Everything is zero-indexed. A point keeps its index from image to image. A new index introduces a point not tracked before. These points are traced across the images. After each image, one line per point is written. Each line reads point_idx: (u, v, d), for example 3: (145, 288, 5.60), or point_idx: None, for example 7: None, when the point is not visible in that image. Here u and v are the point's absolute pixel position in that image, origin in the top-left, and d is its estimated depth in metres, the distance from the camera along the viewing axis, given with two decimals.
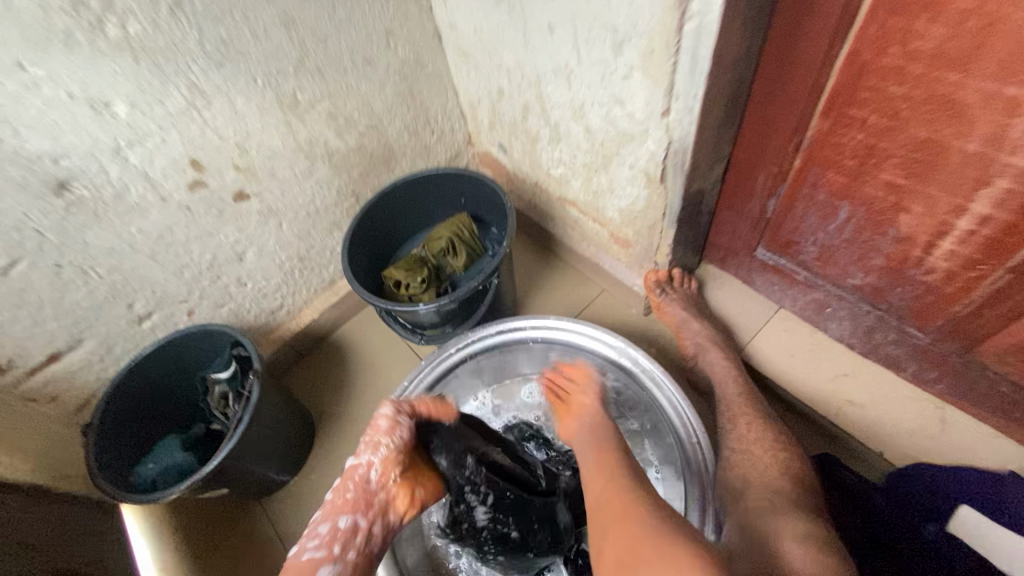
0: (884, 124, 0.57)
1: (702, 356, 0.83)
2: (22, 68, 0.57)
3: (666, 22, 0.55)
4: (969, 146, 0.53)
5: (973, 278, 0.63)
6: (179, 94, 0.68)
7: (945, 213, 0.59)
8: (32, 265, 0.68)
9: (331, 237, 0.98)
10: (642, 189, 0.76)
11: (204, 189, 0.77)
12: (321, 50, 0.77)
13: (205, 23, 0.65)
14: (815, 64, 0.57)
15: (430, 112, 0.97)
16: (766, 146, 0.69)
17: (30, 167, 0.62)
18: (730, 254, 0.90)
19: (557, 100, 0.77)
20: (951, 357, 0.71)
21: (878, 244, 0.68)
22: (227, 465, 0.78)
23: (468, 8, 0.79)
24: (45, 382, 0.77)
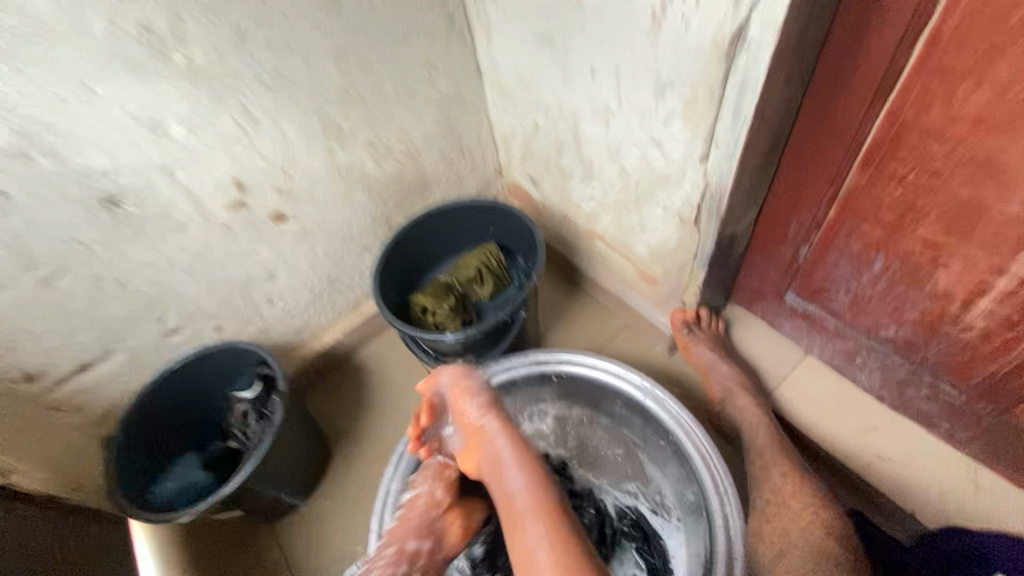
0: (926, 182, 0.58)
1: (730, 401, 0.82)
2: (90, 89, 0.60)
3: (712, 73, 0.56)
4: (1012, 208, 0.53)
5: (1011, 338, 0.62)
6: (232, 119, 0.70)
7: (985, 271, 0.59)
8: (75, 275, 0.69)
9: (360, 260, 1.00)
10: (674, 229, 0.77)
11: (245, 209, 0.79)
12: (368, 82, 0.80)
13: (263, 53, 0.68)
14: (856, 119, 0.58)
15: (464, 144, 1.00)
16: (801, 195, 0.70)
17: (85, 182, 0.64)
18: (758, 297, 0.90)
19: (593, 139, 0.79)
20: (986, 416, 0.70)
21: (913, 299, 0.68)
22: (246, 485, 0.77)
23: (511, 48, 0.81)
24: (73, 391, 0.77)
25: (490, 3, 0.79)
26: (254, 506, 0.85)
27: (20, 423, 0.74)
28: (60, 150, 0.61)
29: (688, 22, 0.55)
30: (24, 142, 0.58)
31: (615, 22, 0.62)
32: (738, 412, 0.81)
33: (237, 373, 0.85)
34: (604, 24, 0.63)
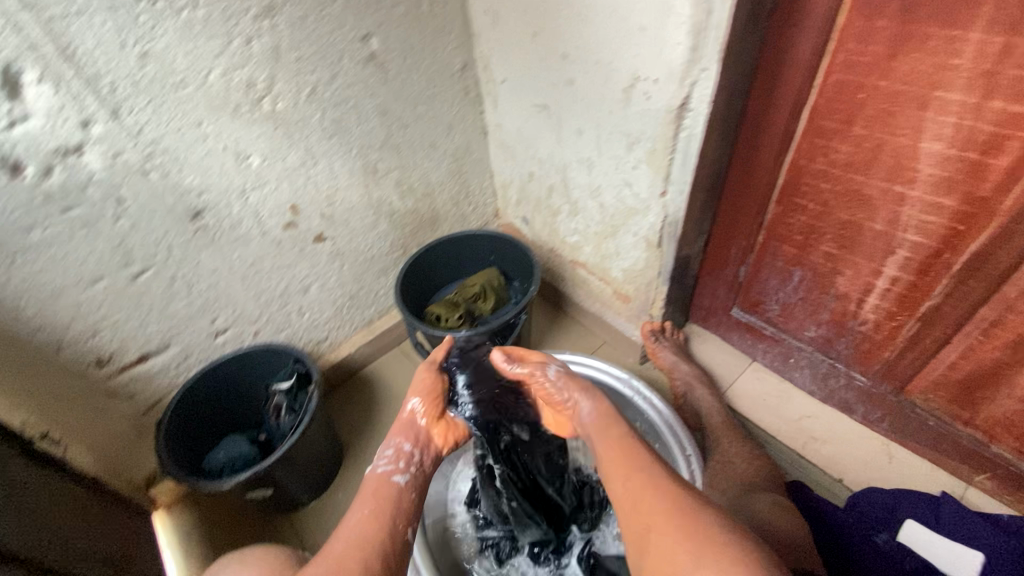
0: (820, 210, 0.80)
1: (691, 393, 1.00)
2: (200, 126, 0.77)
3: (667, 130, 0.79)
4: (877, 226, 0.75)
5: (894, 327, 0.83)
6: (297, 155, 0.89)
7: (868, 275, 0.80)
8: (155, 274, 0.83)
9: (378, 282, 1.16)
10: (643, 252, 0.98)
11: (295, 229, 0.96)
12: (400, 133, 1.01)
13: (328, 107, 0.88)
14: (769, 166, 0.81)
15: (470, 188, 1.21)
16: (737, 224, 0.92)
17: (181, 197, 0.80)
18: (711, 314, 1.10)
19: (578, 182, 1.01)
20: (888, 396, 0.89)
21: (824, 302, 0.89)
22: (279, 464, 0.88)
23: (513, 113, 1.05)
24: (129, 379, 0.89)
25: (499, 80, 1.03)
26: (277, 493, 0.94)
27: (83, 404, 0.84)
28: (168, 170, 0.78)
29: (648, 95, 0.78)
30: (145, 161, 0.75)
31: (596, 94, 0.85)
32: (699, 402, 0.98)
33: (276, 369, 0.99)
34: (587, 96, 0.87)
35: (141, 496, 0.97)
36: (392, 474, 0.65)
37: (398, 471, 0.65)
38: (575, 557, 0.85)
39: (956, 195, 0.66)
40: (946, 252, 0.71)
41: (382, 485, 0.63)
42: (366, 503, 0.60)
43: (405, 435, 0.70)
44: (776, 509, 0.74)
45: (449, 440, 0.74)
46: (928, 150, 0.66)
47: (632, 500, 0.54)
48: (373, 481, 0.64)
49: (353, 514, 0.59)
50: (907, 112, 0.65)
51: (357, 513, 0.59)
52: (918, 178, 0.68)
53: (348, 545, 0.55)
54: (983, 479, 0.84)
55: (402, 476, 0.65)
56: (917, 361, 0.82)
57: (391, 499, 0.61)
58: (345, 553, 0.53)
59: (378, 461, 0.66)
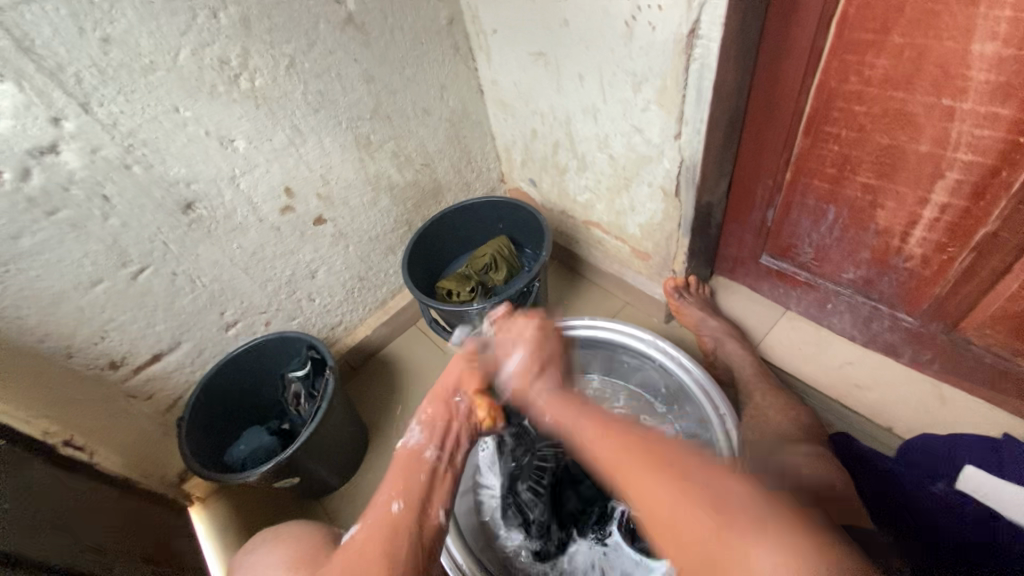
0: (855, 136, 0.72)
1: (721, 347, 0.94)
2: (177, 111, 0.73)
3: (676, 64, 0.71)
4: (922, 147, 0.67)
5: (944, 261, 0.75)
6: (283, 134, 0.84)
7: (913, 205, 0.72)
8: (155, 272, 0.81)
9: (385, 261, 1.13)
10: (660, 203, 0.91)
11: (293, 213, 0.92)
12: (390, 100, 0.95)
13: (309, 79, 0.83)
14: (794, 93, 0.73)
15: (471, 153, 1.15)
16: (760, 164, 0.84)
17: (169, 190, 0.77)
18: (738, 263, 1.03)
19: (584, 134, 0.93)
20: (939, 336, 0.82)
21: (863, 239, 0.81)
22: (302, 451, 0.86)
23: (508, 66, 0.97)
24: (146, 380, 0.88)
25: (489, 31, 0.95)
26: (306, 480, 0.93)
27: (102, 406, 0.84)
28: (151, 162, 0.74)
29: (653, 26, 0.70)
30: (125, 155, 0.72)
31: (594, 34, 0.78)
32: (730, 357, 0.92)
33: (291, 358, 0.97)
34: (585, 37, 0.79)
35: (177, 492, 0.98)
36: (423, 449, 0.65)
37: (427, 446, 0.65)
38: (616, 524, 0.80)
39: (1016, 102, 0.58)
40: (1004, 170, 0.62)
41: (411, 461, 0.64)
42: (394, 485, 0.61)
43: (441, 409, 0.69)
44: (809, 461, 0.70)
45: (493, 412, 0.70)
46: (981, 52, 0.57)
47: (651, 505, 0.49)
48: (404, 459, 0.64)
49: (383, 493, 0.60)
50: (954, 10, 0.56)
51: (383, 497, 0.60)
52: (970, 87, 0.59)
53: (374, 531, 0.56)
54: None
55: (432, 449, 0.65)
56: (972, 295, 0.75)
57: (422, 480, 0.62)
58: (366, 543, 0.56)
59: (411, 434, 0.67)
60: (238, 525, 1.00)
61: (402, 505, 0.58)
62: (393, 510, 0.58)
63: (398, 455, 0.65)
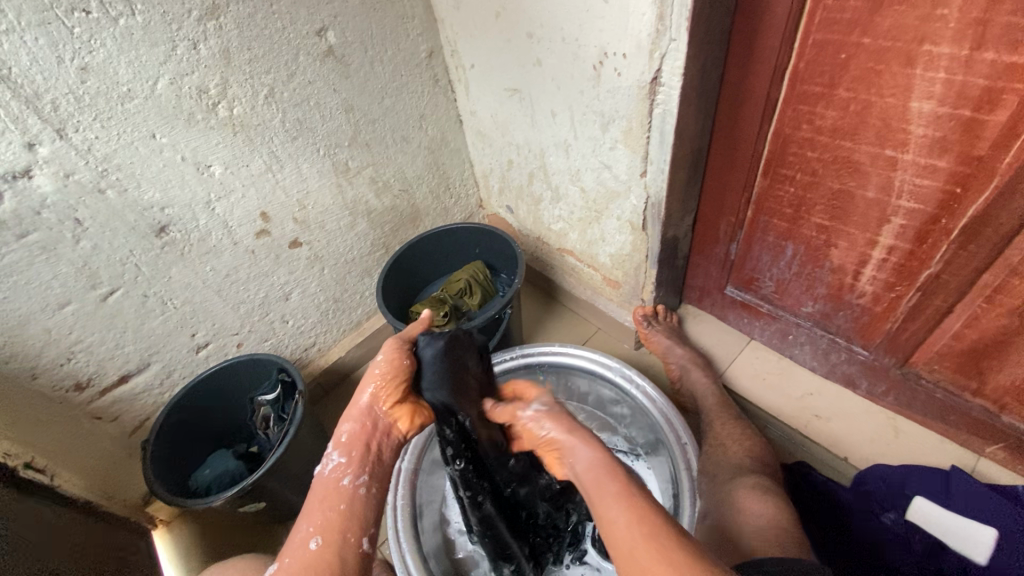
0: (809, 180, 0.76)
1: (686, 376, 0.97)
2: (154, 137, 0.75)
3: (640, 107, 0.74)
4: (869, 193, 0.71)
5: (893, 299, 0.79)
6: (261, 160, 0.86)
7: (863, 246, 0.76)
8: (125, 294, 0.81)
9: (362, 283, 1.14)
10: (628, 235, 0.94)
11: (268, 237, 0.93)
12: (369, 129, 0.97)
13: (288, 107, 0.85)
14: (753, 137, 0.77)
15: (449, 179, 1.17)
16: (724, 201, 0.88)
17: (143, 214, 0.78)
18: (705, 293, 1.06)
19: (557, 166, 0.96)
20: (891, 369, 0.85)
21: (819, 276, 0.85)
22: (269, 476, 0.86)
23: (485, 99, 1.01)
24: (113, 402, 0.88)
25: (467, 65, 0.98)
26: (272, 504, 0.92)
27: (66, 429, 0.83)
28: (125, 187, 0.75)
29: (618, 71, 0.73)
30: (100, 180, 0.72)
31: (565, 74, 0.81)
32: (695, 386, 0.95)
33: (262, 380, 0.98)
34: (557, 77, 0.82)
35: (139, 514, 0.97)
36: (342, 476, 0.55)
37: (346, 472, 0.55)
38: (589, 542, 0.84)
39: (951, 156, 0.62)
40: (944, 217, 0.66)
41: (330, 490, 0.53)
42: (311, 518, 0.52)
43: (351, 423, 0.59)
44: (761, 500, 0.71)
45: (416, 423, 0.62)
46: (918, 109, 0.61)
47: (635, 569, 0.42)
48: (320, 487, 0.54)
49: (298, 531, 0.51)
50: (893, 70, 0.60)
51: (299, 534, 0.50)
52: (910, 140, 0.63)
53: (294, 572, 0.47)
54: (994, 451, 0.81)
55: (351, 476, 0.55)
56: (920, 332, 0.78)
57: (342, 510, 0.52)
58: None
59: (327, 460, 0.56)
60: (202, 549, 0.98)
61: (322, 539, 0.50)
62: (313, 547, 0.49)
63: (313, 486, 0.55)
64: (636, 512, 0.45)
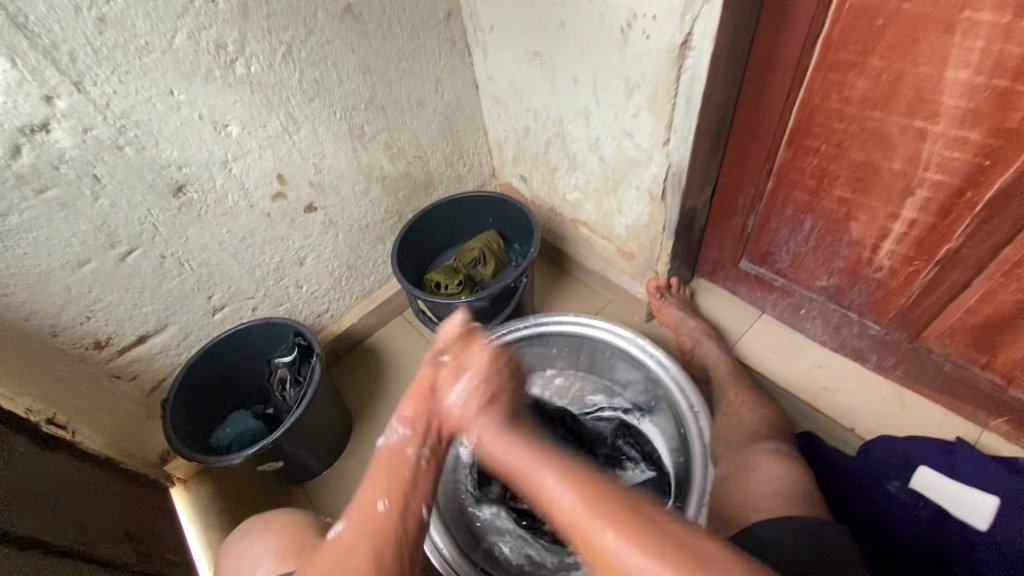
0: (834, 151, 0.75)
1: (697, 347, 0.98)
2: (171, 94, 0.73)
3: (667, 73, 0.73)
4: (895, 165, 0.70)
5: (911, 273, 0.79)
6: (277, 121, 0.85)
7: (884, 219, 0.76)
8: (144, 254, 0.81)
9: (374, 250, 1.14)
10: (646, 206, 0.93)
11: (283, 200, 0.92)
12: (386, 92, 0.95)
13: (305, 67, 0.83)
14: (779, 106, 0.76)
15: (463, 147, 1.16)
16: (744, 172, 0.87)
17: (160, 172, 0.77)
18: (718, 267, 1.06)
19: (576, 135, 0.95)
20: (902, 343, 0.86)
21: (837, 249, 0.85)
22: (288, 436, 0.88)
23: (504, 63, 0.99)
24: (130, 361, 0.88)
25: (486, 28, 0.96)
26: (289, 464, 0.94)
27: (85, 386, 0.84)
28: (143, 144, 0.74)
29: (647, 35, 0.72)
30: (117, 136, 0.71)
31: (590, 37, 0.79)
32: (705, 356, 0.96)
33: (277, 344, 0.98)
34: (581, 40, 0.81)
35: (157, 472, 0.99)
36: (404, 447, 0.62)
37: (410, 444, 0.62)
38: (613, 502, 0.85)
39: (982, 127, 0.61)
40: (969, 191, 0.66)
41: (395, 460, 0.61)
42: (378, 485, 0.59)
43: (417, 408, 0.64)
44: (775, 461, 0.74)
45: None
46: (953, 79, 0.60)
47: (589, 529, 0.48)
48: (387, 457, 0.62)
49: (366, 492, 0.59)
50: (930, 38, 0.59)
51: (367, 499, 0.58)
52: (941, 111, 0.63)
53: (358, 531, 0.56)
54: (999, 423, 0.82)
55: (414, 448, 0.62)
56: (934, 307, 0.79)
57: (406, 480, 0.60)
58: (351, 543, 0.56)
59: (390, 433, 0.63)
60: (219, 507, 1.01)
61: (388, 503, 0.58)
62: (380, 510, 0.57)
63: (379, 453, 0.62)
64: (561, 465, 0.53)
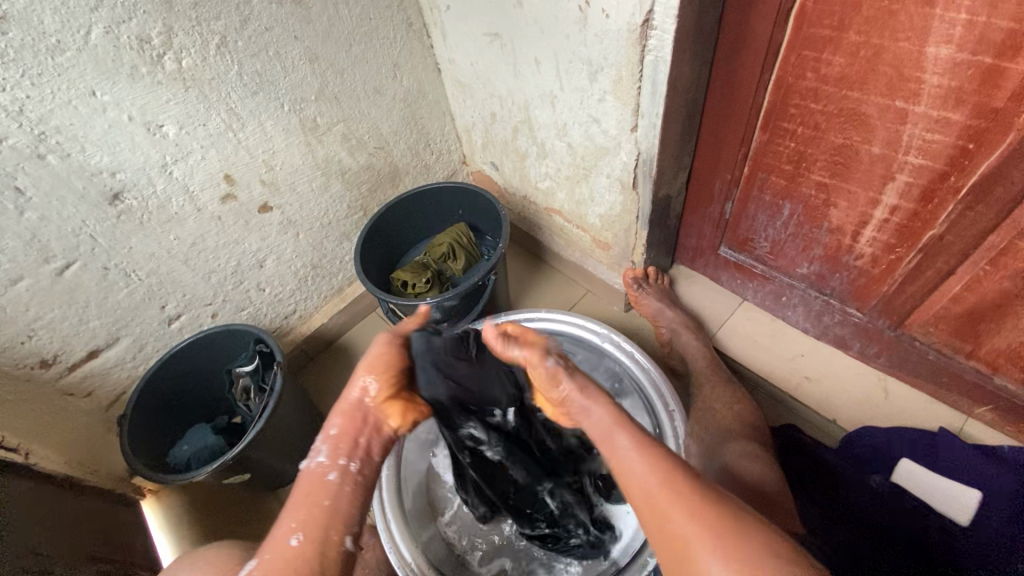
0: (811, 134, 0.70)
1: (677, 337, 0.95)
2: (94, 95, 0.67)
3: (630, 55, 0.68)
4: (874, 149, 0.66)
5: (893, 260, 0.75)
6: (218, 118, 0.79)
7: (864, 205, 0.72)
8: (84, 267, 0.76)
9: (340, 248, 1.09)
10: (618, 195, 0.89)
11: (234, 201, 0.87)
12: (337, 80, 0.89)
13: (244, 58, 0.77)
14: (752, 87, 0.71)
15: (429, 135, 1.10)
16: (719, 157, 0.83)
17: (91, 180, 0.72)
18: (698, 254, 1.02)
19: (542, 121, 0.90)
20: (884, 331, 0.83)
21: (816, 236, 0.81)
22: (252, 447, 0.84)
23: (464, 44, 0.92)
24: (83, 377, 0.85)
25: (443, 7, 0.89)
26: (257, 474, 0.91)
27: (36, 406, 0.80)
28: (68, 151, 0.68)
29: (607, 13, 0.66)
30: (38, 144, 0.66)
31: (548, 16, 0.73)
32: (686, 346, 0.93)
33: (239, 351, 0.95)
34: (539, 19, 0.75)
35: (124, 486, 0.95)
36: (326, 470, 0.54)
37: (331, 467, 0.54)
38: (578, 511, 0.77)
39: (966, 108, 0.56)
40: (953, 175, 0.62)
41: (316, 486, 0.53)
42: (295, 514, 0.51)
43: (340, 421, 0.57)
44: (752, 464, 0.72)
45: (408, 419, 0.59)
46: (935, 56, 0.55)
47: (657, 509, 0.47)
48: (307, 483, 0.53)
49: (281, 525, 0.51)
50: (910, 11, 0.54)
51: (280, 531, 0.50)
52: (922, 91, 0.58)
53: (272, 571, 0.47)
54: (983, 411, 0.80)
55: (336, 473, 0.54)
56: (917, 295, 0.76)
57: (325, 506, 0.52)
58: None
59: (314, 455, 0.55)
60: (190, 518, 0.98)
61: (302, 537, 0.50)
62: (293, 544, 0.49)
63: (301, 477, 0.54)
64: (638, 438, 0.50)
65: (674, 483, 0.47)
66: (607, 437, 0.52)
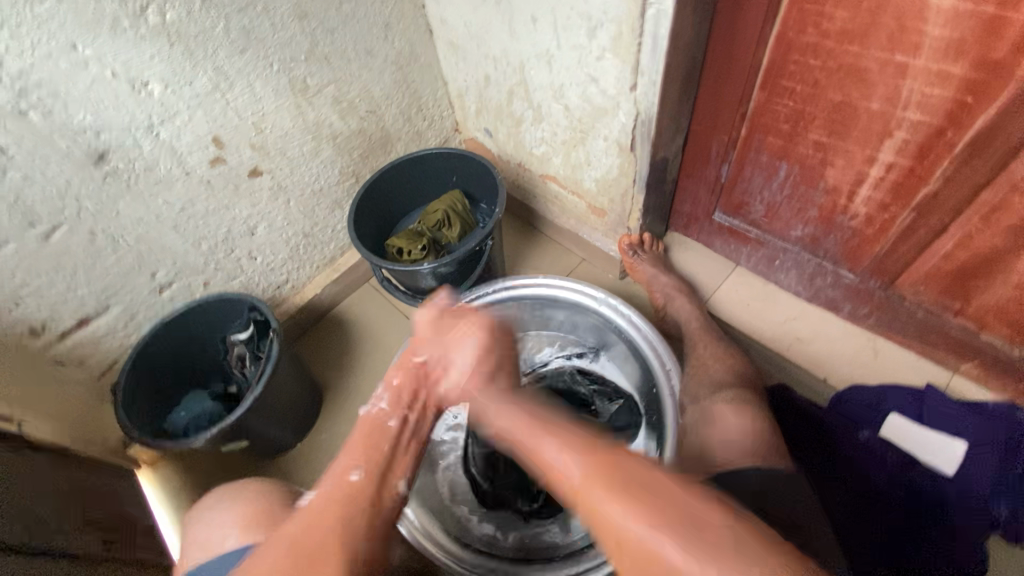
0: (810, 92, 0.70)
1: (670, 304, 0.95)
2: (75, 49, 0.64)
3: (631, 8, 0.67)
4: (873, 105, 0.66)
5: (887, 220, 0.76)
6: (206, 77, 0.76)
7: (861, 163, 0.72)
8: (70, 231, 0.74)
9: (332, 217, 1.07)
10: (615, 157, 0.88)
11: (223, 165, 0.85)
12: (327, 40, 0.87)
13: (231, 13, 0.74)
14: (753, 43, 0.70)
15: (421, 100, 1.08)
16: (717, 119, 0.82)
17: (75, 139, 0.69)
18: (692, 220, 1.03)
19: (538, 82, 0.88)
20: (876, 292, 0.85)
21: (812, 197, 0.81)
22: (250, 414, 0.84)
23: (457, 3, 0.90)
24: (74, 345, 0.83)
25: None
26: (255, 442, 0.91)
27: (28, 375, 0.79)
28: (50, 108, 0.66)
29: None
30: (18, 100, 0.63)
31: None
32: (679, 314, 0.94)
33: (233, 320, 0.93)
34: None
35: (121, 457, 0.95)
36: (386, 418, 0.60)
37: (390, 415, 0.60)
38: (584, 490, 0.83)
39: (966, 60, 0.57)
40: (949, 130, 0.62)
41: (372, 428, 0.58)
42: (353, 452, 0.56)
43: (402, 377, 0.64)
44: (734, 413, 0.72)
45: None
46: (938, 6, 0.55)
47: (589, 508, 0.43)
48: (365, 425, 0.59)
49: (339, 462, 0.55)
50: None
51: (339, 466, 0.54)
52: (923, 43, 0.58)
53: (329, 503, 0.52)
54: (969, 368, 0.82)
55: (394, 419, 0.60)
56: (909, 254, 0.77)
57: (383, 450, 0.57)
58: (318, 513, 0.51)
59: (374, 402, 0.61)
60: (188, 488, 0.98)
61: (361, 472, 0.54)
62: (354, 479, 0.53)
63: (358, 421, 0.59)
64: (555, 438, 0.47)
65: (599, 475, 0.43)
66: (529, 444, 0.48)
